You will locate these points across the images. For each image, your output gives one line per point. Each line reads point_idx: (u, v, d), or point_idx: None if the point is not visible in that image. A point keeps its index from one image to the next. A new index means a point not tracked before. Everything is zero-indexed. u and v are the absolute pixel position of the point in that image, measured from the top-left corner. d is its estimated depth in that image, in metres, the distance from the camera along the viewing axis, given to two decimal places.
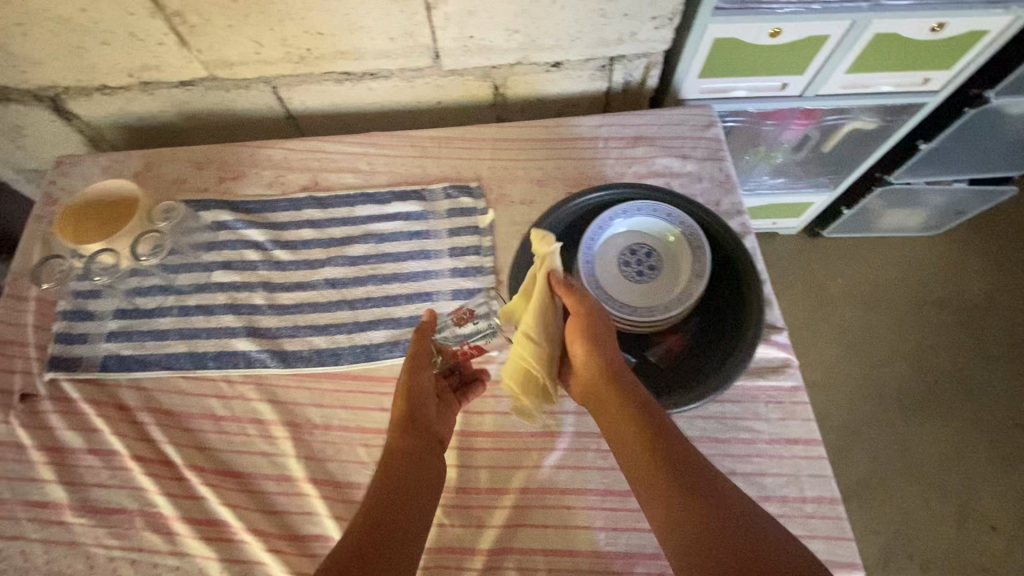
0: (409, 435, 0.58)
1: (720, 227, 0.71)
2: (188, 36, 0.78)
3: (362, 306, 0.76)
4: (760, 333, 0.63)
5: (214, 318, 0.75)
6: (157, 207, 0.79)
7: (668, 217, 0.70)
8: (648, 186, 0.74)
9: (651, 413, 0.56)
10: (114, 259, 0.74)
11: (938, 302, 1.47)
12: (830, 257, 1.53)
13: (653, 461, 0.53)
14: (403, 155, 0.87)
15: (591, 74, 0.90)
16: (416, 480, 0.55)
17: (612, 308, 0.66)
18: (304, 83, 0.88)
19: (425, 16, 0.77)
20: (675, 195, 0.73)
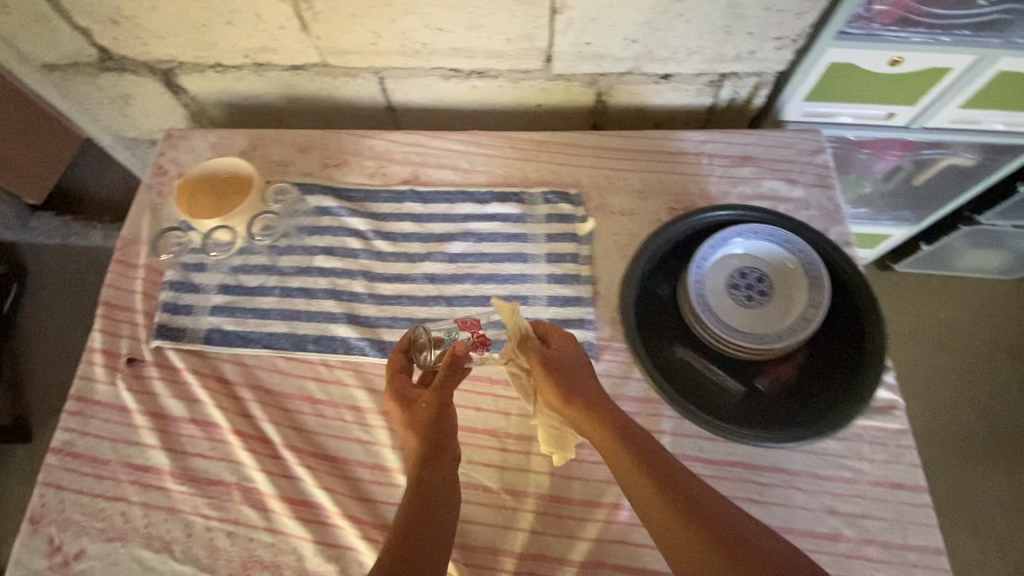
0: (427, 466, 0.57)
1: (839, 258, 0.69)
2: (311, 22, 0.79)
3: (459, 304, 0.76)
4: (880, 372, 0.62)
5: (315, 302, 0.77)
6: (271, 189, 0.83)
7: (785, 244, 0.69)
8: (765, 211, 0.72)
9: (645, 452, 0.55)
10: (229, 237, 0.78)
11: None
12: (914, 296, 1.48)
13: (658, 503, 0.51)
14: (504, 156, 0.87)
15: (699, 89, 0.89)
16: (437, 511, 0.53)
17: (720, 331, 0.65)
18: (411, 76, 0.89)
19: (548, 20, 0.77)
20: (793, 223, 0.72)
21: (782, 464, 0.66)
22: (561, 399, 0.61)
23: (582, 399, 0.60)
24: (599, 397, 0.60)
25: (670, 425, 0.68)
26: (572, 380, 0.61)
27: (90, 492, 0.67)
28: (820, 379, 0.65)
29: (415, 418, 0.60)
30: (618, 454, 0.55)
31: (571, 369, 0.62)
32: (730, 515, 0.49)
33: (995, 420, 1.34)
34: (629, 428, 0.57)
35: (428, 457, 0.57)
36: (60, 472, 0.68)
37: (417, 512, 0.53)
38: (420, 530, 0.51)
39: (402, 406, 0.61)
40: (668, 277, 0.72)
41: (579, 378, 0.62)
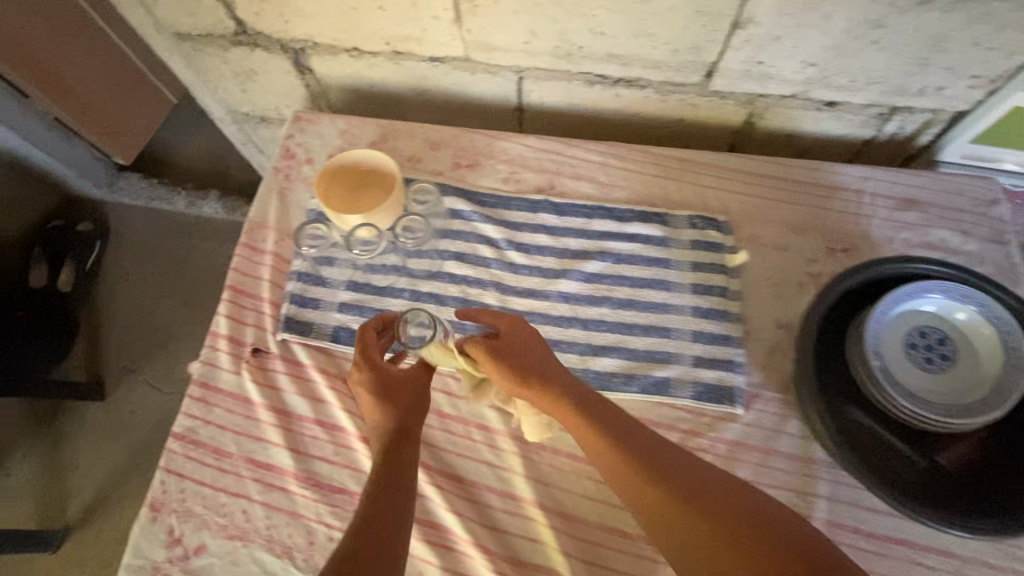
0: (393, 447, 0.59)
1: None
2: (467, 14, 0.75)
3: (596, 328, 0.72)
4: None
5: (445, 310, 0.73)
6: (411, 192, 0.79)
7: (979, 306, 0.62)
8: (961, 267, 0.65)
9: (613, 423, 0.55)
10: (369, 235, 0.73)
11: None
12: None
13: (634, 474, 0.51)
14: (645, 172, 0.82)
15: (862, 120, 0.82)
16: (408, 485, 0.56)
17: (897, 398, 0.60)
18: (554, 79, 0.84)
19: (726, 34, 0.71)
20: (990, 281, 0.64)
21: (949, 547, 0.61)
22: (517, 380, 0.59)
23: (540, 376, 0.58)
24: (554, 373, 0.59)
25: (825, 488, 0.64)
26: (520, 360, 0.59)
27: (212, 485, 0.65)
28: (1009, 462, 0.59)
29: (385, 400, 0.61)
30: (586, 427, 0.55)
31: (521, 349, 0.60)
32: (709, 478, 0.50)
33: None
34: (594, 400, 0.57)
35: (397, 439, 0.59)
36: (181, 460, 0.67)
37: (388, 485, 0.55)
38: (391, 503, 0.53)
39: (371, 384, 0.61)
40: (837, 327, 0.66)
41: (533, 356, 0.60)
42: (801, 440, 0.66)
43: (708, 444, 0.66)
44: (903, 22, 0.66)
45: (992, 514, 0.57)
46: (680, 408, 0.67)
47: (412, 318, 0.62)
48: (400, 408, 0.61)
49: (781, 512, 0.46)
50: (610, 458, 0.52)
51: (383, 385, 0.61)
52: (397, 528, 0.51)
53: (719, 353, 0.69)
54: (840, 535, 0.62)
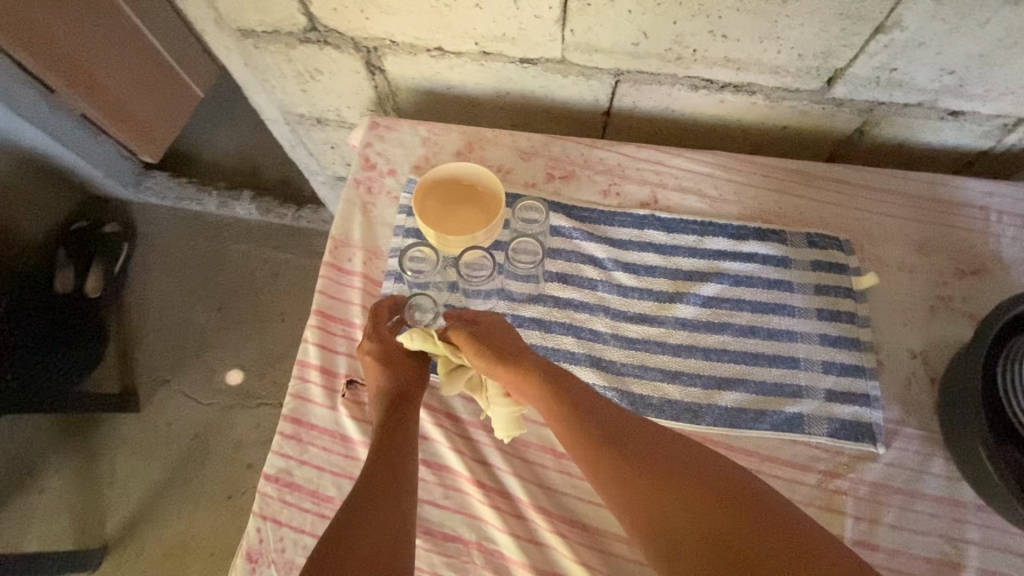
0: (392, 414, 0.58)
1: None
2: (575, 13, 0.69)
3: (718, 358, 0.66)
4: None
5: (552, 337, 0.68)
6: (518, 207, 0.72)
7: None
8: None
9: (584, 402, 0.55)
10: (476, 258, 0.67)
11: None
12: None
13: (607, 454, 0.52)
14: (755, 185, 0.76)
15: (984, 131, 0.77)
16: (407, 453, 0.55)
17: None
18: (653, 83, 0.78)
19: (864, 39, 0.65)
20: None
21: None
22: (499, 366, 0.57)
23: (510, 357, 0.58)
24: (526, 354, 0.59)
25: (978, 535, 0.59)
26: (502, 347, 0.59)
27: (312, 532, 0.60)
28: None
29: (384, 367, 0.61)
30: (557, 410, 0.55)
31: (495, 333, 0.60)
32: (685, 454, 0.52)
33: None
34: (571, 386, 0.57)
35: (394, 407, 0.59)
36: (277, 505, 0.61)
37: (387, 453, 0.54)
38: (387, 476, 0.52)
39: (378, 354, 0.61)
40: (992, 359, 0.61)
41: (506, 339, 0.60)
42: (948, 482, 0.61)
43: (848, 486, 0.61)
44: None
45: None
46: (815, 446, 0.63)
47: (421, 304, 0.65)
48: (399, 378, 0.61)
49: (771, 493, 0.49)
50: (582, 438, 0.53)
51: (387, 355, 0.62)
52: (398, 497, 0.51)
53: (853, 385, 0.65)
54: None
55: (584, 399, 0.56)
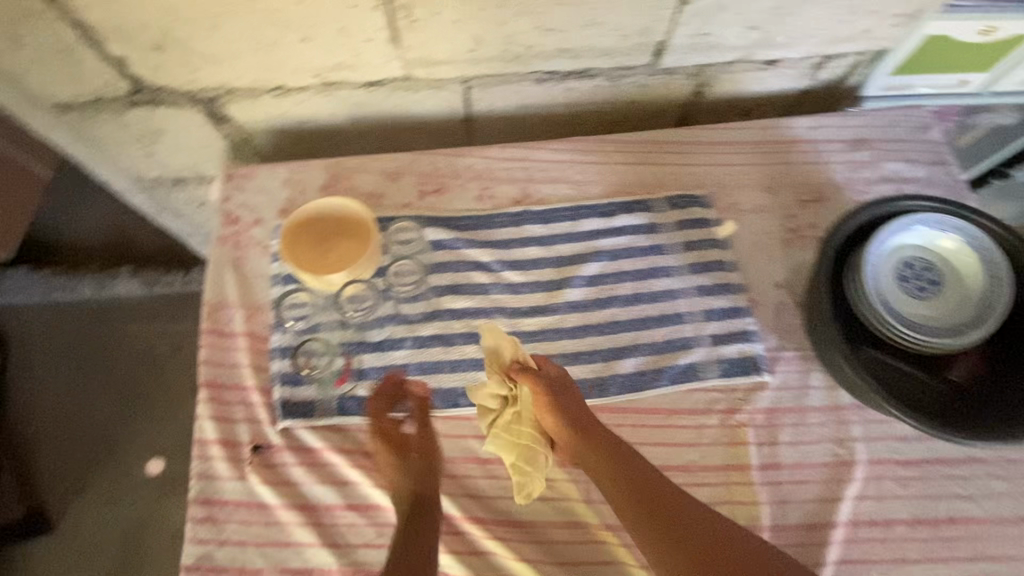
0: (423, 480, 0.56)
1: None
2: (404, 32, 0.70)
3: (613, 330, 0.70)
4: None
5: (454, 349, 0.68)
6: (389, 229, 0.73)
7: (969, 238, 0.67)
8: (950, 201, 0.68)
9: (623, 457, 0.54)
10: (361, 290, 0.69)
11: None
12: None
13: (635, 502, 0.51)
14: (614, 162, 0.81)
15: (800, 73, 0.85)
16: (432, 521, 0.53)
17: (881, 319, 0.64)
18: (501, 84, 0.80)
19: (673, 11, 0.71)
20: (977, 210, 0.68)
21: (975, 454, 0.65)
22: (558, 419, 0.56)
23: (566, 408, 0.56)
24: (582, 411, 0.57)
25: (861, 430, 0.66)
26: (564, 400, 0.57)
27: None
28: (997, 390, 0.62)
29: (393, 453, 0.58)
30: (592, 445, 0.55)
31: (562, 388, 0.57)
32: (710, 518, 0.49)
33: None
34: (615, 447, 0.55)
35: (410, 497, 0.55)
36: None
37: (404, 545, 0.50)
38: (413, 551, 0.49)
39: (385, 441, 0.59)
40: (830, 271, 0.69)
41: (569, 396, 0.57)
42: (828, 391, 0.68)
43: (747, 418, 0.67)
44: None
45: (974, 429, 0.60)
46: (711, 389, 0.68)
47: (316, 350, 0.66)
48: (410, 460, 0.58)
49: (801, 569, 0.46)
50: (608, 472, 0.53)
51: (396, 441, 0.59)
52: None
53: (732, 326, 0.70)
54: (886, 471, 0.64)
55: (631, 458, 0.54)
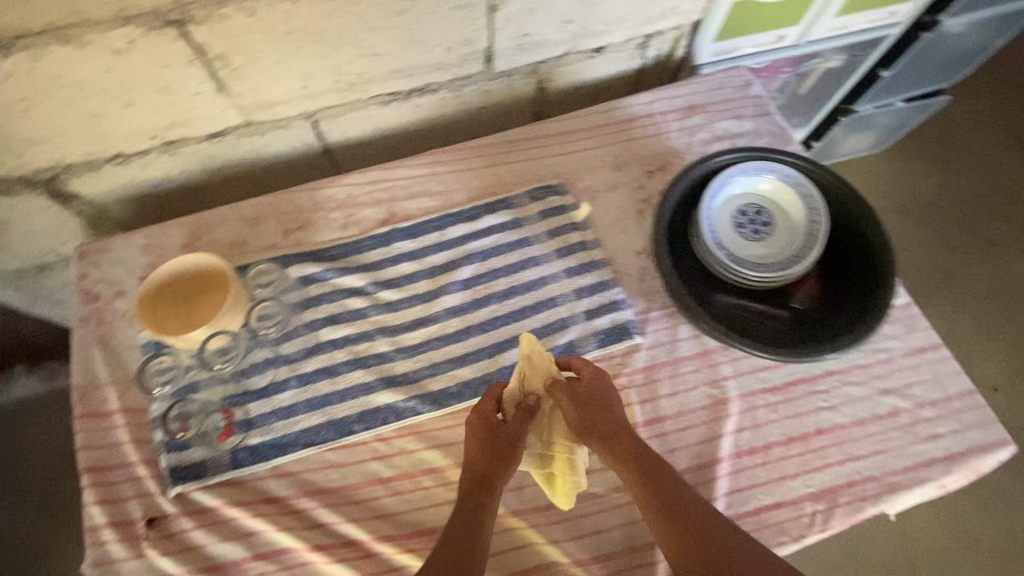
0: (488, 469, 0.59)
1: (832, 182, 0.74)
2: (230, 80, 0.70)
3: (493, 326, 0.73)
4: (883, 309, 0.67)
5: (341, 378, 0.69)
6: (251, 274, 0.73)
7: (786, 177, 0.74)
8: (760, 148, 0.76)
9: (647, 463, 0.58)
10: (228, 340, 0.68)
11: (957, 244, 1.64)
12: None
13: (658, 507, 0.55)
14: (472, 167, 0.84)
15: (629, 54, 0.91)
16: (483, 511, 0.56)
17: (723, 267, 0.70)
18: (347, 112, 0.82)
19: (487, 19, 0.74)
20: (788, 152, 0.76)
21: (832, 367, 0.72)
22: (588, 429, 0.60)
23: (596, 415, 0.60)
24: (615, 416, 0.61)
25: (730, 369, 0.72)
26: (592, 409, 0.60)
27: None
28: (835, 306, 0.70)
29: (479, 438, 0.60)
30: (618, 450, 0.59)
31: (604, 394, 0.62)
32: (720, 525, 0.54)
33: (930, 297, 1.58)
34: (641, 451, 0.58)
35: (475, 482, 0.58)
36: None
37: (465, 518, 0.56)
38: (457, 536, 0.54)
39: (485, 427, 0.61)
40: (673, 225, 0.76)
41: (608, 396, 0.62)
42: (697, 340, 0.73)
43: (628, 381, 0.71)
44: None
45: (818, 345, 0.67)
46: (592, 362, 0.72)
47: (197, 410, 0.66)
48: (495, 445, 0.59)
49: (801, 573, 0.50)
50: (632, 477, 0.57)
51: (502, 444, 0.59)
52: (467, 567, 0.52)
53: (602, 300, 0.75)
54: (758, 401, 0.70)
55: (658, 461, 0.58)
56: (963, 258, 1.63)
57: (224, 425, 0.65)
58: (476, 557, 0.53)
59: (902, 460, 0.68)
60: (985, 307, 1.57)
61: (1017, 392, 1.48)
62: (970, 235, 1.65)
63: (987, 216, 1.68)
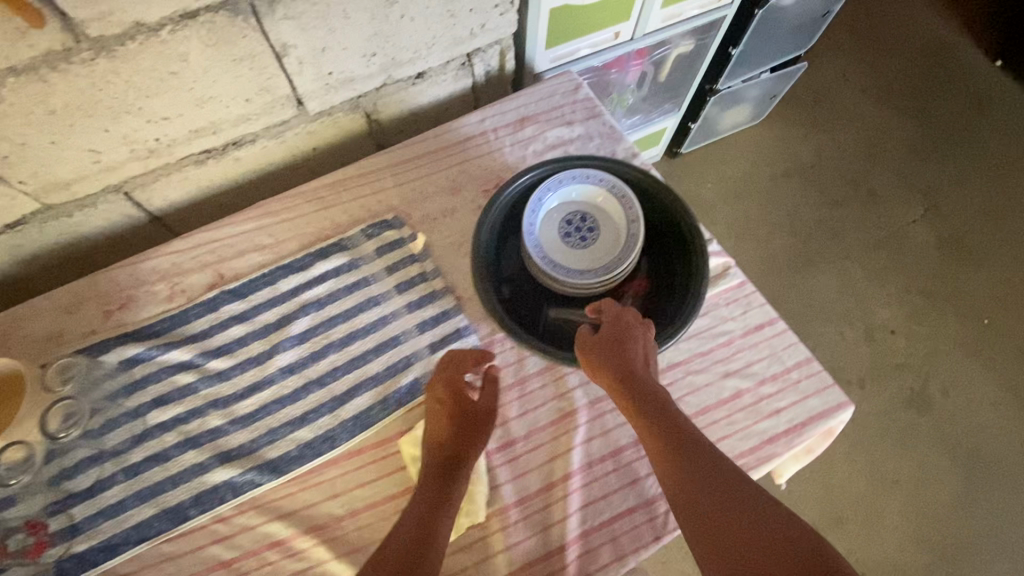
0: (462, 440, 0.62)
1: (639, 175, 0.76)
2: (3, 169, 0.66)
3: (332, 378, 0.71)
4: (701, 290, 0.68)
5: (172, 462, 0.66)
6: (52, 371, 0.67)
7: (598, 181, 0.74)
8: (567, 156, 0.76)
9: (676, 424, 0.56)
10: (24, 452, 0.62)
11: (841, 199, 1.71)
12: (712, 164, 1.75)
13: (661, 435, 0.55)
14: (304, 214, 0.82)
15: (455, 74, 0.91)
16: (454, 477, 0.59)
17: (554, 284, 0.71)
18: (161, 178, 0.79)
19: (278, 65, 0.72)
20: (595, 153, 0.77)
21: (675, 359, 0.73)
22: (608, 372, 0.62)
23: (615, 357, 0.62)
24: (631, 358, 0.62)
25: (577, 379, 0.72)
26: (613, 353, 0.63)
27: None
28: (664, 295, 0.71)
29: (456, 417, 0.63)
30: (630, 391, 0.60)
31: (631, 337, 0.63)
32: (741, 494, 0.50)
33: (824, 256, 1.64)
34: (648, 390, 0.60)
35: (445, 458, 0.61)
36: None
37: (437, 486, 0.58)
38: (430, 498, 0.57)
39: (459, 404, 0.64)
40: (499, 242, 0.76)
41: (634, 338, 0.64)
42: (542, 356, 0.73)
43: None
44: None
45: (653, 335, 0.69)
46: None
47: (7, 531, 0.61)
48: (468, 419, 0.63)
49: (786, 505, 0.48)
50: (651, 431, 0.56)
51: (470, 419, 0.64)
52: (432, 528, 0.54)
53: (445, 330, 0.74)
54: (606, 407, 0.71)
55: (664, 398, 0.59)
56: (848, 210, 1.70)
57: (40, 538, 0.61)
58: (439, 520, 0.55)
59: (749, 440, 0.69)
60: (874, 255, 1.64)
61: (914, 332, 1.55)
62: (852, 187, 1.73)
63: (865, 168, 1.75)
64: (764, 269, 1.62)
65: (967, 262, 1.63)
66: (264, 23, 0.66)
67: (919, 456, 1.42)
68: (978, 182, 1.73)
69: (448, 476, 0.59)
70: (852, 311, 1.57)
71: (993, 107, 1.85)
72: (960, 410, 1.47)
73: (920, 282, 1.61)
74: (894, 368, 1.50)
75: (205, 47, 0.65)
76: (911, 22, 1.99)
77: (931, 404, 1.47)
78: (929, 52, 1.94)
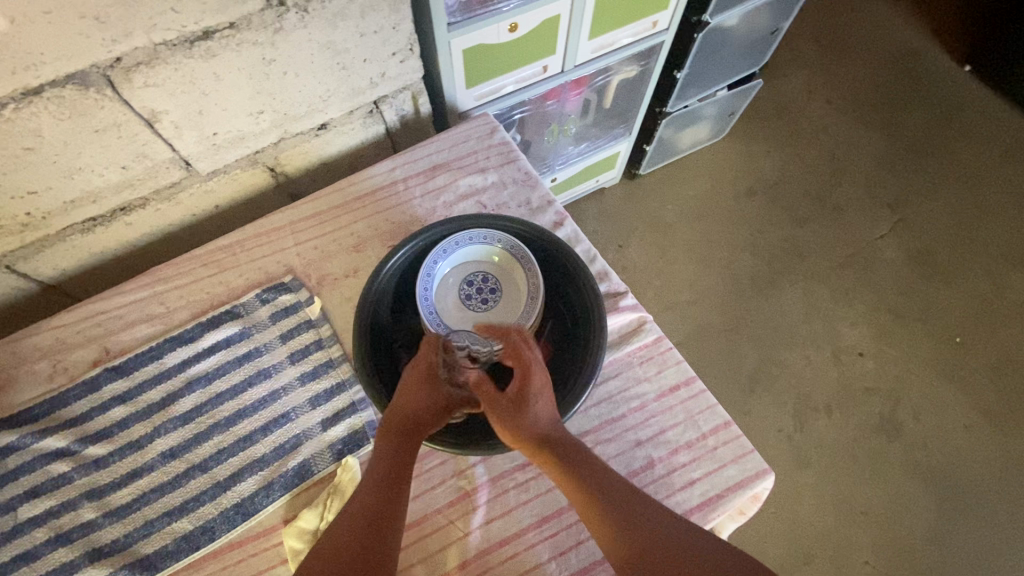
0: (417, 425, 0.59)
1: (531, 232, 0.72)
2: None
3: (217, 462, 0.66)
4: (604, 337, 0.65)
5: (37, 563, 0.62)
6: None
7: (488, 240, 0.71)
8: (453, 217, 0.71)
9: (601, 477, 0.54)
10: None
11: (806, 216, 1.66)
12: (672, 184, 1.71)
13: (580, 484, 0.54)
14: (199, 278, 0.78)
15: (362, 122, 0.87)
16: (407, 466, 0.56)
17: None
18: (45, 249, 0.76)
19: (152, 131, 0.68)
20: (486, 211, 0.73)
21: (584, 427, 0.69)
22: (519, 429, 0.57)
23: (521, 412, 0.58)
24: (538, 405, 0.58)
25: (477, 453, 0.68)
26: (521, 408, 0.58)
27: None
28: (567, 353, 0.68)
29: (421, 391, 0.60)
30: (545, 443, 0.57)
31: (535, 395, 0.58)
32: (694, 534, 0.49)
33: (789, 276, 1.59)
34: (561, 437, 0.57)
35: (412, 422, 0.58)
36: None
37: (399, 447, 0.57)
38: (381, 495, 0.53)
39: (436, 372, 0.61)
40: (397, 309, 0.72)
41: (541, 416, 0.58)
42: None
43: None
44: (286, 51, 0.68)
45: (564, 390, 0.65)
46: (330, 479, 0.67)
47: None
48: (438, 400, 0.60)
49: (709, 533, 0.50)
50: (592, 513, 0.52)
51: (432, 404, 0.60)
52: (398, 492, 0.54)
53: (338, 403, 0.70)
54: (508, 483, 0.66)
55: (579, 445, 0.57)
56: (814, 228, 1.65)
57: None
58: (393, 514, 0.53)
59: None
60: (841, 273, 1.59)
61: (883, 353, 1.49)
62: (817, 207, 1.68)
63: (830, 183, 1.71)
64: (727, 292, 1.57)
65: (939, 277, 1.58)
66: (122, 92, 0.62)
67: (891, 486, 1.36)
68: (947, 193, 1.68)
69: (413, 439, 0.58)
70: (817, 333, 1.52)
71: (962, 115, 1.80)
72: (931, 435, 1.41)
73: (890, 301, 1.55)
74: (862, 393, 1.45)
75: (58, 121, 0.61)
76: (875, 29, 1.94)
77: (902, 429, 1.41)
78: (895, 59, 1.89)
